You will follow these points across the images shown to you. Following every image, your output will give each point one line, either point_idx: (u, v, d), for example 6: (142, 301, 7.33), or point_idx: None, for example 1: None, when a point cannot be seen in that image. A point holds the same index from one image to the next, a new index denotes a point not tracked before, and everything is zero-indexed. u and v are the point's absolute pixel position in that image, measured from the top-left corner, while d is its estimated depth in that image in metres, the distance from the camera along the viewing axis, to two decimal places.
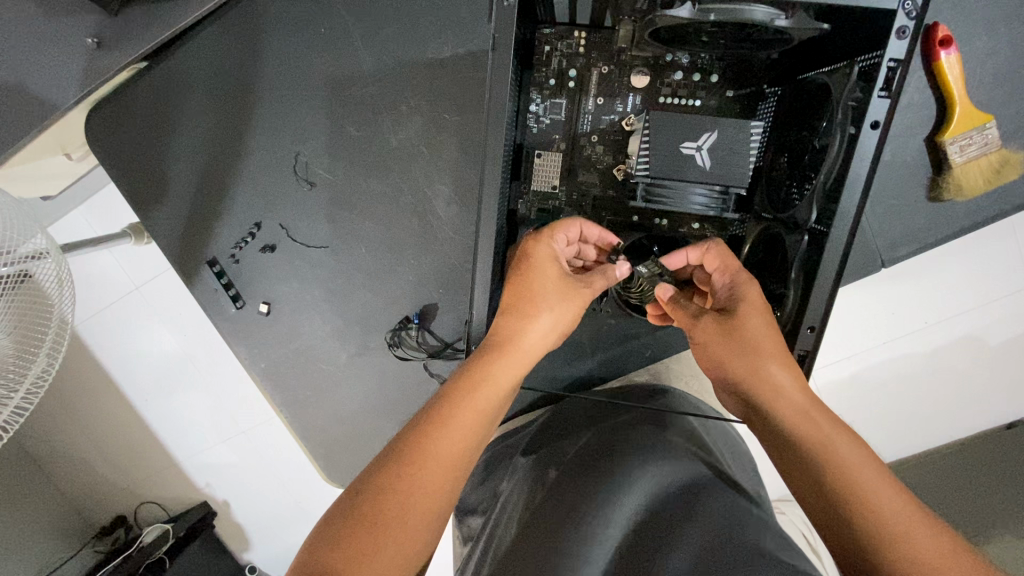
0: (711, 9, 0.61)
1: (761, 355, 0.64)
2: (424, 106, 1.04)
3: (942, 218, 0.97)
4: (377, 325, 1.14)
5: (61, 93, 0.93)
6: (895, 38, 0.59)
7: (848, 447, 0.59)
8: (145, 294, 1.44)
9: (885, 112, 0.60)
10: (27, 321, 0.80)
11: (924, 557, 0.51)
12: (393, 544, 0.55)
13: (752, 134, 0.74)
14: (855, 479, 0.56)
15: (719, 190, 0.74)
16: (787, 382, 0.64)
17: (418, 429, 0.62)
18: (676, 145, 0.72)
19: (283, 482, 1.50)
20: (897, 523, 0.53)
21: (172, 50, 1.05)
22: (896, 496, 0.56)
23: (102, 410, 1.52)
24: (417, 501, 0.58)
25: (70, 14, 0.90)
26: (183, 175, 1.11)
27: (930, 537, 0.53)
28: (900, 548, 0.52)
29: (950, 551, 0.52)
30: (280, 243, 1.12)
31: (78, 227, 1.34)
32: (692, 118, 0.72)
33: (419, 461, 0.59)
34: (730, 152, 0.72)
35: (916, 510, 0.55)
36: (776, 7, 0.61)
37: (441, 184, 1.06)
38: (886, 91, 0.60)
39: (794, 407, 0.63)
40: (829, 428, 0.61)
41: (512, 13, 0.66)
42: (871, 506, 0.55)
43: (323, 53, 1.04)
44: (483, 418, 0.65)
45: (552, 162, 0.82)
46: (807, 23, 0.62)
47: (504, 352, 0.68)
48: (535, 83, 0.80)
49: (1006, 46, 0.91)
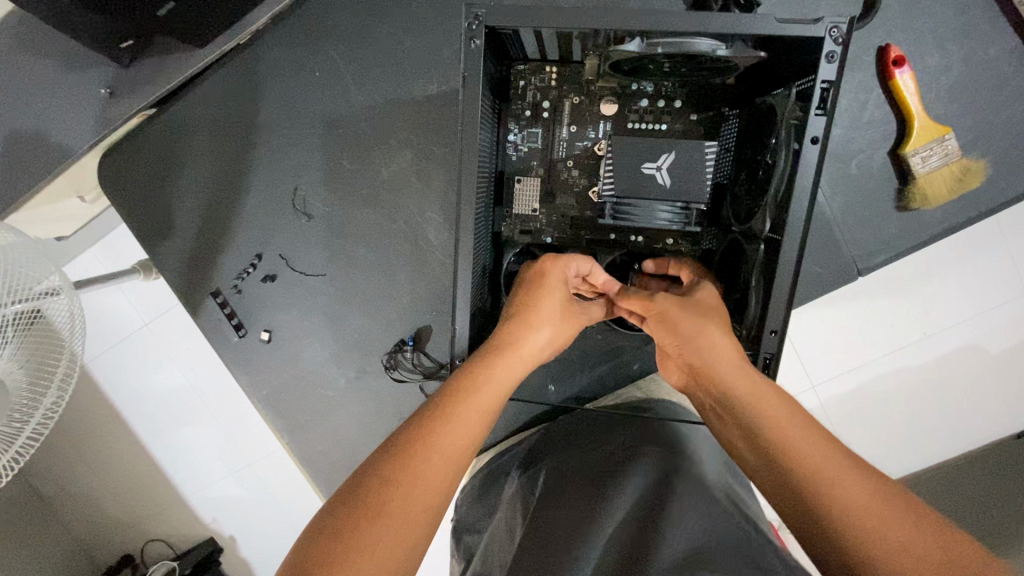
0: (658, 43, 0.69)
1: (708, 325, 0.71)
2: (414, 140, 1.10)
3: (912, 226, 1.00)
4: (374, 349, 1.18)
5: (77, 140, 1.02)
6: (825, 62, 0.65)
7: (776, 407, 0.64)
8: (153, 327, 1.50)
9: (823, 128, 0.65)
10: (38, 357, 0.86)
11: (856, 502, 0.56)
12: (395, 530, 0.56)
13: (708, 153, 0.78)
14: (786, 443, 0.60)
15: (681, 206, 0.78)
16: (723, 362, 0.69)
17: (425, 424, 0.65)
18: (638, 166, 0.77)
19: (287, 512, 1.51)
20: (829, 474, 0.57)
21: (179, 98, 1.13)
22: (829, 452, 0.60)
23: (110, 444, 1.56)
24: (422, 491, 0.60)
25: (85, 68, 0.98)
26: (188, 213, 1.18)
27: (856, 483, 0.57)
28: (837, 501, 0.56)
29: (872, 491, 0.56)
30: (280, 273, 1.18)
31: (89, 266, 1.41)
32: (651, 141, 0.77)
33: (425, 454, 0.62)
34: (689, 170, 0.77)
35: (840, 460, 0.59)
36: (717, 39, 0.67)
37: (432, 212, 1.12)
38: (822, 109, 0.66)
39: (735, 373, 0.68)
40: (765, 397, 0.65)
41: (479, 54, 0.72)
42: (810, 465, 0.58)
43: (317, 95, 1.11)
44: (487, 417, 0.68)
45: (532, 187, 0.88)
46: (745, 52, 0.69)
47: (506, 357, 0.73)
48: (512, 115, 0.87)
49: (958, 62, 0.97)
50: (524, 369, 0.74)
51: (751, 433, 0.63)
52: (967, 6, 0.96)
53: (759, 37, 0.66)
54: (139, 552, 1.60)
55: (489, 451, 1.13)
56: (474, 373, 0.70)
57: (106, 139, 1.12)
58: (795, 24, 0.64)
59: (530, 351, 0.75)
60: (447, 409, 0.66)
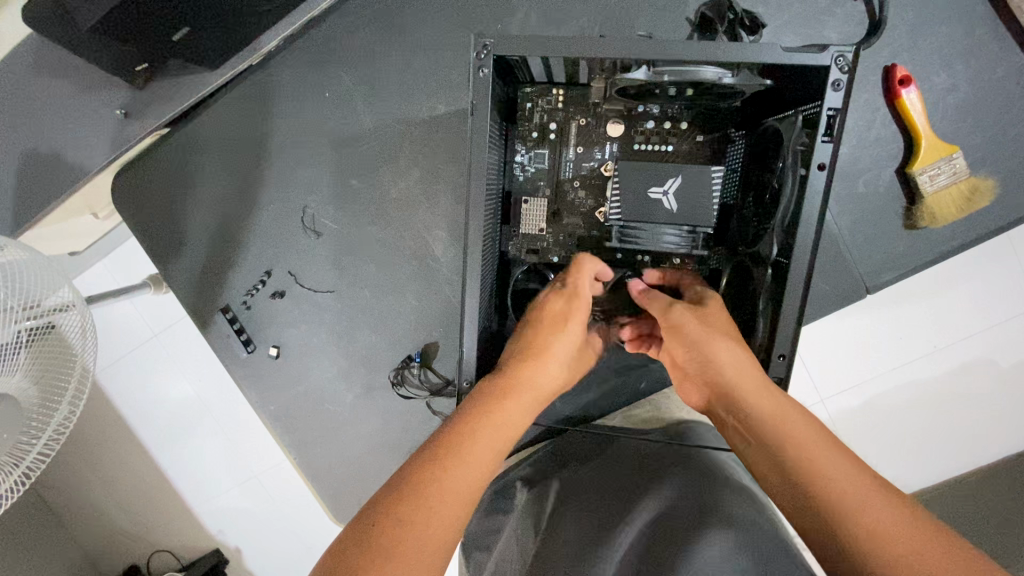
0: (664, 71, 0.70)
1: (726, 340, 0.72)
2: (421, 158, 1.11)
3: (921, 244, 1.00)
4: (381, 365, 1.19)
5: (91, 159, 1.04)
6: (831, 90, 0.66)
7: (802, 430, 0.65)
8: (162, 340, 1.51)
9: (829, 155, 0.66)
10: (49, 374, 0.86)
11: (880, 525, 0.55)
12: (413, 559, 0.56)
13: (714, 176, 0.78)
14: (812, 466, 0.61)
15: (688, 230, 0.78)
16: (741, 375, 0.70)
17: (438, 453, 0.66)
18: (644, 190, 0.78)
19: (293, 525, 1.51)
20: (855, 500, 0.57)
21: (191, 117, 1.15)
22: (851, 472, 0.60)
23: (118, 456, 1.57)
24: (438, 520, 0.60)
25: (101, 90, 1.00)
26: (198, 230, 1.19)
27: (886, 510, 0.57)
28: (867, 525, 0.55)
29: (903, 518, 0.56)
30: (289, 289, 1.19)
31: (101, 280, 1.42)
32: (657, 166, 0.77)
33: (441, 483, 0.63)
34: (695, 195, 0.77)
35: (867, 485, 0.59)
36: (723, 67, 0.68)
37: (439, 229, 1.13)
38: (828, 136, 0.66)
39: (755, 390, 0.69)
40: (787, 421, 0.65)
41: (488, 81, 0.73)
42: (836, 487, 0.58)
43: (326, 115, 1.13)
44: (499, 446, 0.70)
45: (539, 207, 0.89)
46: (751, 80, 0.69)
47: (517, 387, 0.74)
48: (519, 136, 0.88)
49: (964, 82, 0.97)
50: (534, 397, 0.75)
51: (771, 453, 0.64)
52: (973, 27, 0.96)
53: (765, 66, 0.67)
54: (146, 563, 1.61)
55: (496, 467, 1.13)
56: (489, 402, 0.72)
57: (119, 158, 1.14)
58: (801, 52, 0.65)
59: (542, 380, 0.76)
60: (462, 439, 0.68)
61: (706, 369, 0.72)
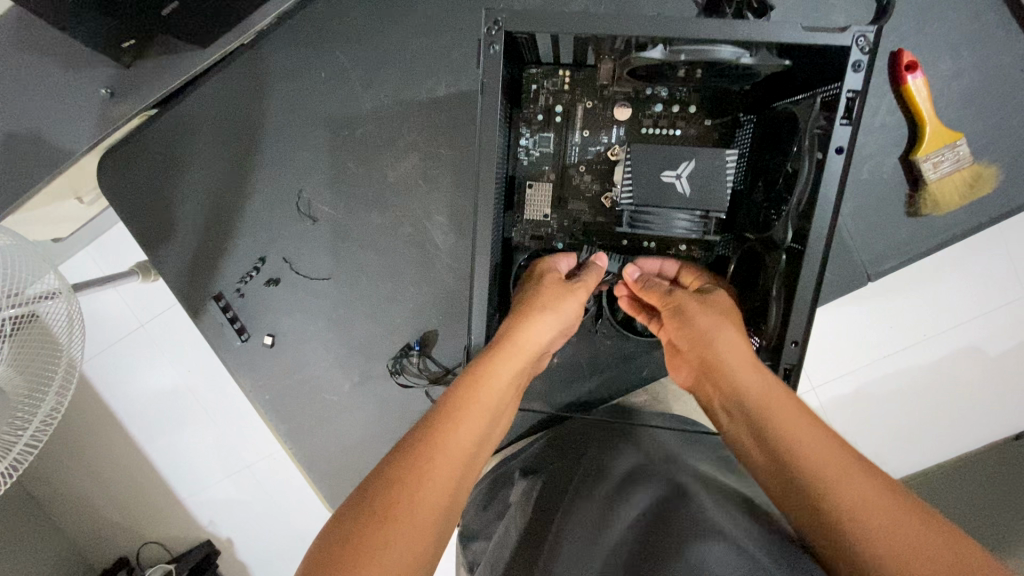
0: (680, 50, 0.68)
1: (722, 319, 0.73)
2: (420, 142, 1.08)
3: (922, 231, 1.00)
4: (379, 353, 1.17)
5: (75, 141, 1.00)
6: (852, 71, 0.65)
7: (786, 412, 0.66)
8: (150, 329, 1.47)
9: (848, 138, 0.65)
10: (34, 364, 0.83)
11: (868, 508, 0.57)
12: (403, 532, 0.56)
13: (727, 160, 0.76)
14: (797, 450, 0.62)
15: (700, 215, 0.76)
16: (733, 352, 0.71)
17: (430, 425, 0.65)
18: (657, 174, 0.75)
19: (287, 514, 1.50)
20: (839, 479, 0.59)
21: (181, 98, 1.11)
22: (834, 450, 0.62)
23: (107, 446, 1.54)
24: (427, 491, 0.60)
25: (84, 68, 0.96)
26: (189, 215, 1.16)
27: (866, 482, 0.59)
28: (852, 506, 0.57)
29: (881, 489, 0.59)
30: (284, 277, 1.16)
31: (87, 267, 1.38)
32: (670, 150, 0.75)
33: (430, 454, 0.62)
34: (708, 179, 0.75)
35: (847, 460, 0.61)
36: (742, 47, 0.67)
37: (438, 215, 1.11)
38: (847, 119, 0.65)
39: (741, 366, 0.69)
40: (775, 401, 0.66)
41: (498, 60, 0.70)
42: (820, 470, 0.60)
43: (322, 97, 1.09)
44: (485, 415, 0.69)
45: (543, 192, 0.88)
46: (769, 60, 0.68)
47: (502, 353, 0.74)
48: (524, 119, 0.86)
49: (970, 68, 0.96)
50: (522, 361, 0.75)
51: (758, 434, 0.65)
52: (981, 12, 0.95)
53: (784, 46, 0.66)
54: (135, 555, 1.58)
55: (495, 456, 1.13)
56: (476, 372, 0.71)
57: (105, 141, 1.10)
58: (822, 32, 0.64)
59: (527, 343, 0.75)
60: (450, 410, 0.67)
61: (700, 347, 0.73)
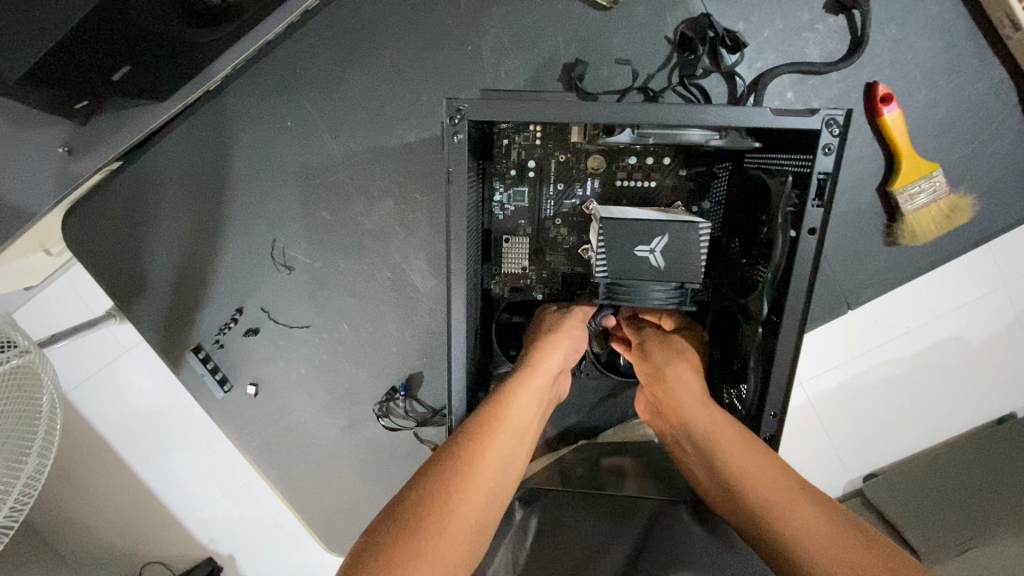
0: (648, 133, 0.70)
1: (684, 358, 0.77)
2: (394, 187, 1.06)
3: (899, 260, 1.00)
4: (364, 397, 1.17)
5: (38, 201, 0.94)
6: (823, 154, 0.64)
7: (740, 442, 0.67)
8: (136, 356, 1.35)
9: (820, 219, 0.65)
10: (20, 426, 0.82)
11: (815, 534, 0.58)
12: (436, 544, 0.58)
13: (702, 234, 0.74)
14: (750, 481, 0.63)
15: (676, 286, 0.74)
16: (690, 388, 0.73)
17: (454, 445, 0.68)
18: (631, 249, 0.73)
19: (285, 541, 1.45)
20: (787, 507, 0.60)
21: (145, 148, 1.07)
22: (785, 480, 0.63)
23: (93, 477, 1.43)
24: (456, 508, 0.61)
25: (42, 124, 0.89)
26: (162, 268, 1.13)
27: (814, 512, 0.60)
28: (803, 534, 0.58)
29: (828, 519, 0.59)
30: (263, 326, 1.14)
31: (63, 300, 1.29)
32: (645, 223, 0.73)
33: (458, 471, 0.64)
34: (685, 251, 0.73)
35: (799, 492, 0.62)
36: (710, 130, 0.68)
37: (417, 260, 1.09)
38: (819, 200, 0.65)
39: (700, 399, 0.72)
40: (727, 432, 0.68)
41: (463, 147, 0.69)
42: (771, 498, 0.61)
43: (289, 144, 1.06)
44: (509, 436, 0.70)
45: (520, 246, 0.86)
46: (738, 140, 0.70)
47: (517, 378, 0.75)
48: (497, 173, 0.84)
49: (945, 98, 0.95)
50: (539, 385, 0.76)
51: (714, 469, 0.66)
52: (955, 43, 0.94)
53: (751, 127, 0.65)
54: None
55: None
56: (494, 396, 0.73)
57: (67, 199, 1.06)
58: (790, 115, 0.64)
59: (540, 368, 0.77)
60: (473, 428, 0.69)
61: (659, 385, 0.76)
